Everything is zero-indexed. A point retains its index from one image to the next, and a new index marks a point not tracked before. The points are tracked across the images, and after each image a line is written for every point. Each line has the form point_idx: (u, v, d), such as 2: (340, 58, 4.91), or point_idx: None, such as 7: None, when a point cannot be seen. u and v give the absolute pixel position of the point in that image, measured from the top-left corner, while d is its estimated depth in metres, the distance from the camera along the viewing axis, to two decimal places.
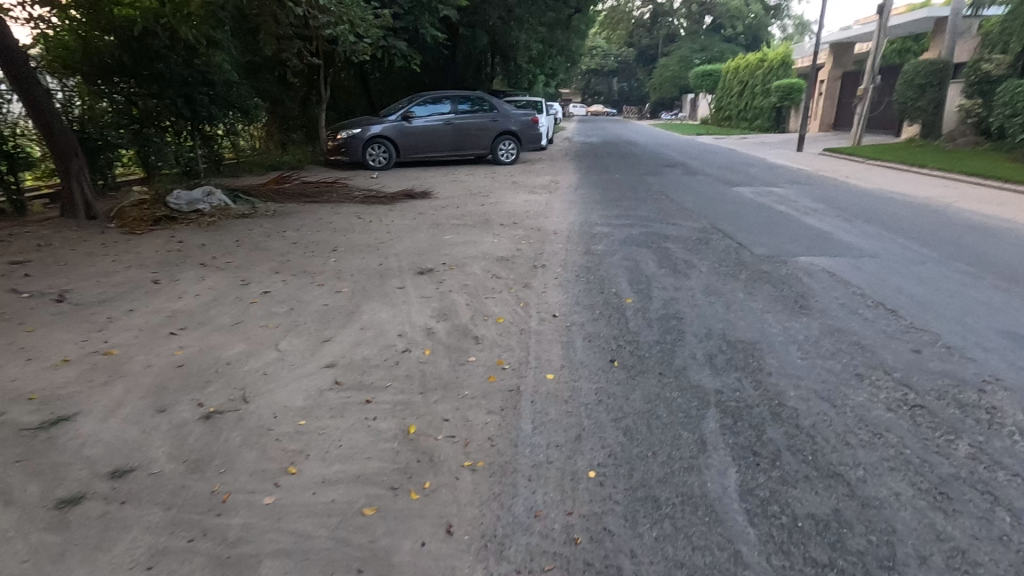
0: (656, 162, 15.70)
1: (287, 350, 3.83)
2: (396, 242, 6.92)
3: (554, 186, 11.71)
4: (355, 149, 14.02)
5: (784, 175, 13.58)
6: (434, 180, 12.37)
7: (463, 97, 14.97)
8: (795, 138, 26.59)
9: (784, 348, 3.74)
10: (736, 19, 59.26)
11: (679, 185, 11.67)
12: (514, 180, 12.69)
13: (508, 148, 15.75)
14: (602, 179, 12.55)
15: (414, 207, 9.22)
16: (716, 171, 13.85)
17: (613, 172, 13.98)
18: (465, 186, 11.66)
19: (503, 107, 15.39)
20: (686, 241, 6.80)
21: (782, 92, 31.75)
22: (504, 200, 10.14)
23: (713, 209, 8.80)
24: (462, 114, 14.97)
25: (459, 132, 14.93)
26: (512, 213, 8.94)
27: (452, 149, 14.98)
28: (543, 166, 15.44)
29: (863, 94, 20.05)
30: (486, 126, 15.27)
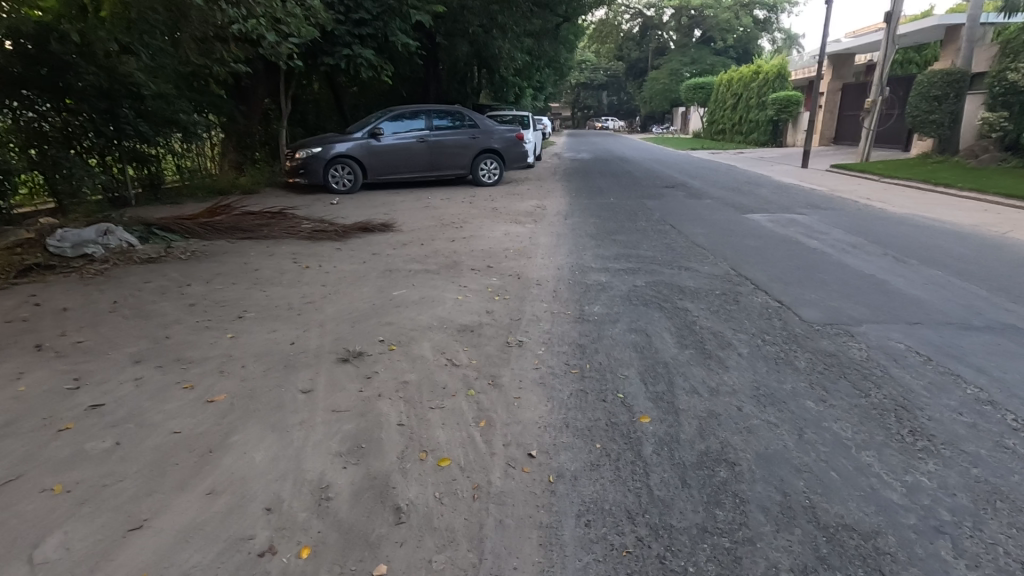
0: (654, 182, 14.26)
1: (49, 565, 2.15)
2: (329, 301, 5.27)
3: (541, 213, 10.20)
4: (317, 170, 12.42)
5: (798, 196, 12.14)
6: (404, 207, 10.83)
7: (439, 112, 13.44)
8: (795, 153, 25.33)
9: (927, 552, 2.13)
10: (726, 32, 58.73)
11: (684, 211, 10.17)
12: (496, 205, 11.19)
13: (490, 168, 14.20)
14: (596, 204, 11.05)
15: (370, 243, 7.62)
16: (722, 193, 12.39)
17: (607, 194, 12.50)
18: (438, 213, 10.12)
19: (484, 122, 13.87)
20: (708, 297, 5.20)
21: (779, 105, 30.64)
22: (480, 231, 8.58)
23: (731, 245, 7.26)
24: (438, 130, 13.43)
25: (435, 151, 13.38)
26: (488, 250, 7.37)
27: (427, 169, 13.41)
28: (530, 187, 13.94)
29: (871, 107, 18.83)
30: (465, 144, 13.73)
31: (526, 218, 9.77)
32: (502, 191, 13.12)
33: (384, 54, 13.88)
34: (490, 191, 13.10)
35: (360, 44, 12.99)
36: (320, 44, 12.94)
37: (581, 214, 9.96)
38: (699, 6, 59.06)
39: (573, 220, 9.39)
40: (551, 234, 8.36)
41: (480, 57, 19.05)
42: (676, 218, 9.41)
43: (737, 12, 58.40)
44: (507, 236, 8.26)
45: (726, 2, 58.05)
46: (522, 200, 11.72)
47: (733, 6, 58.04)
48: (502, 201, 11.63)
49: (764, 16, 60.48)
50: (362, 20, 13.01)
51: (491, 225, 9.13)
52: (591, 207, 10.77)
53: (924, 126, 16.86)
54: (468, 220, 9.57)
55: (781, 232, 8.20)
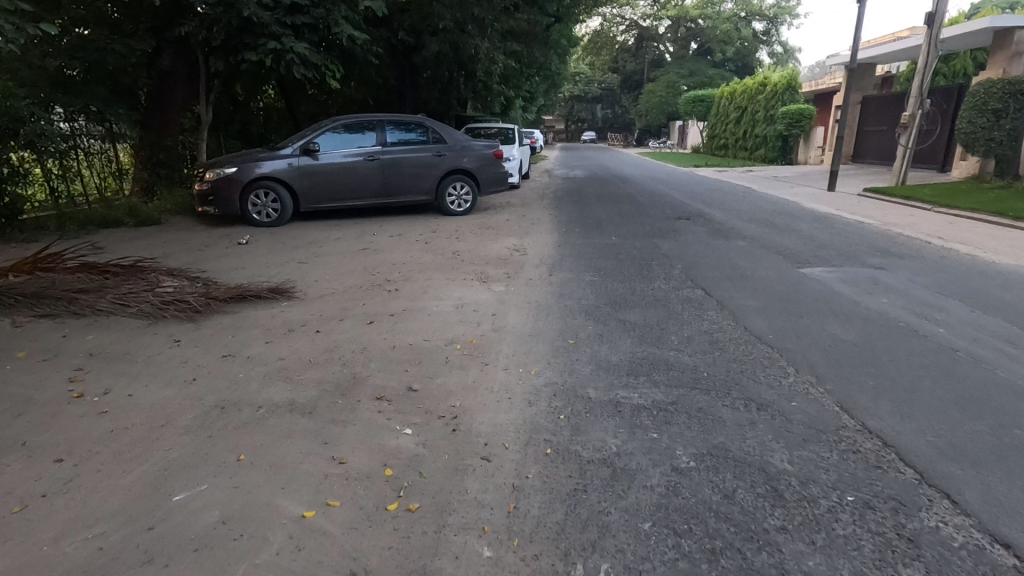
0: (662, 212, 11.58)
1: None
2: (16, 531, 2.42)
3: (516, 263, 7.44)
4: (232, 196, 9.63)
5: (851, 235, 9.45)
6: (335, 250, 8.06)
7: (395, 123, 10.75)
8: (812, 173, 22.86)
9: None
10: (725, 43, 56.73)
11: (712, 261, 7.42)
12: (460, 245, 8.45)
13: (461, 194, 11.44)
14: (592, 247, 8.30)
15: (236, 331, 4.80)
16: (753, 229, 9.68)
17: (605, 229, 9.77)
18: (375, 262, 7.33)
19: (453, 137, 11.18)
20: (839, 531, 2.41)
21: (790, 120, 28.27)
22: (421, 299, 5.76)
23: (814, 342, 4.52)
24: (393, 146, 10.71)
25: (390, 172, 10.64)
26: (419, 346, 4.56)
27: (380, 195, 10.66)
28: (509, 218, 11.20)
29: (909, 121, 16.32)
30: (430, 163, 10.96)
31: (495, 271, 6.99)
32: (472, 224, 10.38)
33: (329, 50, 11.16)
34: (457, 224, 10.34)
35: (294, 36, 10.23)
36: (241, 35, 10.09)
37: (573, 265, 7.20)
38: (698, 17, 57.07)
39: (560, 278, 6.61)
40: (525, 305, 5.58)
41: (456, 60, 16.38)
42: (704, 274, 6.68)
43: (737, 23, 56.49)
44: (458, 309, 5.46)
45: (726, 12, 56.14)
46: (495, 238, 9.01)
47: (733, 18, 56.19)
48: (469, 240, 8.89)
49: (765, 28, 58.57)
50: (297, 7, 10.28)
51: (440, 285, 6.32)
52: (585, 252, 8.01)
53: (978, 145, 14.35)
54: (411, 275, 6.75)
55: (873, 306, 5.46)
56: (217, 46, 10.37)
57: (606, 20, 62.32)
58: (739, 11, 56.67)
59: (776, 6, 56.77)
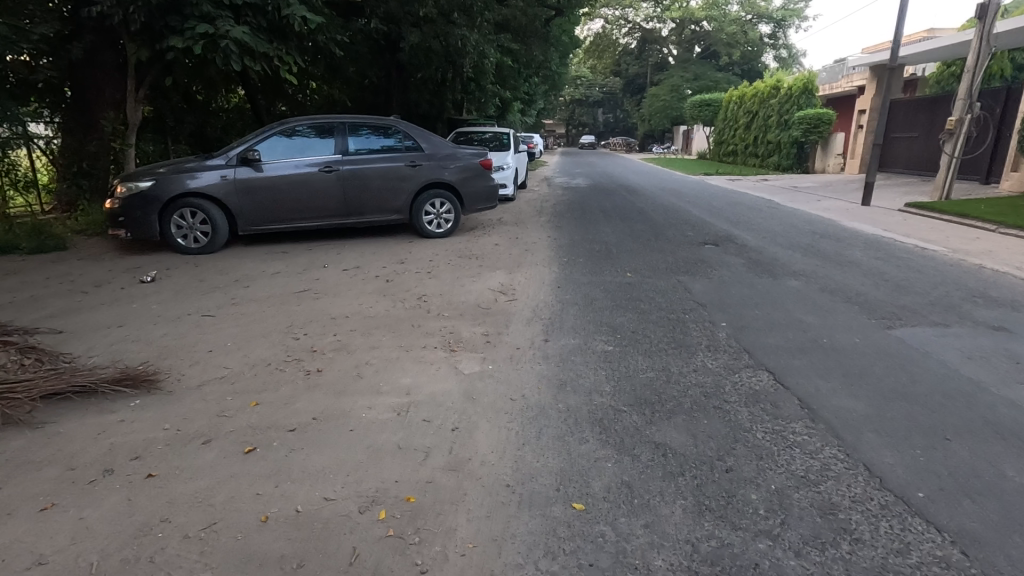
0: (683, 235, 9.68)
1: None
2: None
3: (498, 317, 5.51)
4: (149, 216, 7.70)
5: (924, 270, 7.53)
6: (262, 293, 6.15)
7: (355, 128, 8.85)
8: (836, 183, 20.95)
9: None
10: (732, 46, 54.79)
11: (762, 314, 5.50)
12: (430, 285, 6.54)
13: (440, 212, 9.50)
14: (600, 289, 6.39)
15: (8, 477, 2.84)
16: (800, 261, 7.76)
17: (614, 260, 7.85)
18: (306, 316, 5.38)
19: (427, 145, 9.30)
20: None
21: (807, 125, 26.35)
22: (348, 392, 3.81)
23: (1009, 514, 2.58)
24: (354, 155, 8.78)
25: (353, 185, 8.70)
26: (312, 518, 2.61)
27: (342, 213, 8.73)
28: (497, 242, 9.29)
29: (956, 127, 14.43)
30: (402, 175, 9.03)
31: (468, 333, 5.07)
32: (452, 250, 8.46)
33: (279, 38, 9.25)
34: (433, 250, 8.42)
35: (231, 19, 8.33)
36: (164, 17, 8.17)
37: (575, 322, 5.26)
38: (704, 19, 55.21)
39: (558, 346, 4.67)
40: (503, 408, 3.64)
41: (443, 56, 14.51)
42: (759, 341, 4.76)
43: (744, 26, 54.64)
44: (399, 416, 3.51)
45: (732, 14, 54.30)
46: (477, 274, 7.10)
47: (740, 20, 54.35)
48: (445, 275, 6.97)
49: (772, 31, 56.71)
50: None
51: (383, 360, 4.38)
52: (592, 297, 6.08)
53: None
54: (348, 339, 4.81)
55: None
56: (137, 30, 8.47)
57: (609, 22, 60.57)
58: (746, 14, 54.86)
59: (784, 8, 54.85)
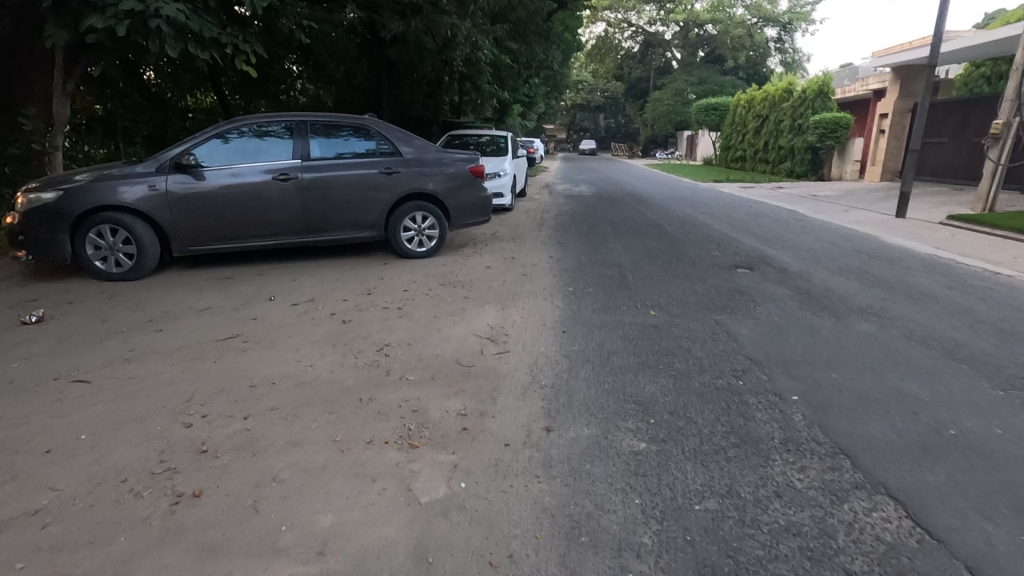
0: (708, 256, 8.22)
1: None
2: None
3: (481, 383, 4.05)
4: (57, 235, 6.23)
5: (1017, 306, 6.06)
6: (174, 340, 4.70)
7: (315, 129, 7.43)
8: (859, 192, 19.52)
9: None
10: (738, 50, 53.42)
11: (840, 378, 4.04)
12: (397, 328, 5.08)
13: (422, 227, 8.00)
14: (617, 335, 4.92)
15: None
16: (860, 293, 6.30)
17: (630, 290, 6.39)
18: (217, 380, 3.93)
19: (404, 147, 7.86)
20: None
21: (823, 129, 24.89)
22: (224, 552, 2.34)
23: None
24: (315, 160, 7.33)
25: (315, 196, 7.25)
26: None
27: (302, 229, 7.28)
28: (489, 263, 7.83)
29: (1002, 131, 12.91)
30: (375, 184, 7.58)
31: (436, 414, 3.60)
32: (434, 275, 7.02)
33: (227, 20, 7.81)
34: (412, 275, 6.98)
35: None
36: None
37: (586, 395, 3.78)
38: (708, 22, 53.84)
39: (564, 442, 3.20)
40: None
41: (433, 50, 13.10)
42: (857, 434, 3.28)
43: (749, 29, 53.29)
44: None
45: (738, 17, 52.97)
46: (460, 310, 5.64)
47: (745, 23, 52.97)
48: (421, 312, 5.52)
49: (777, 34, 55.35)
50: None
51: (301, 472, 2.91)
52: (607, 348, 4.61)
53: None
54: (261, 426, 3.34)
55: None
56: (54, 6, 7.02)
57: (611, 24, 59.23)
58: (752, 17, 53.52)
59: (791, 11, 53.45)
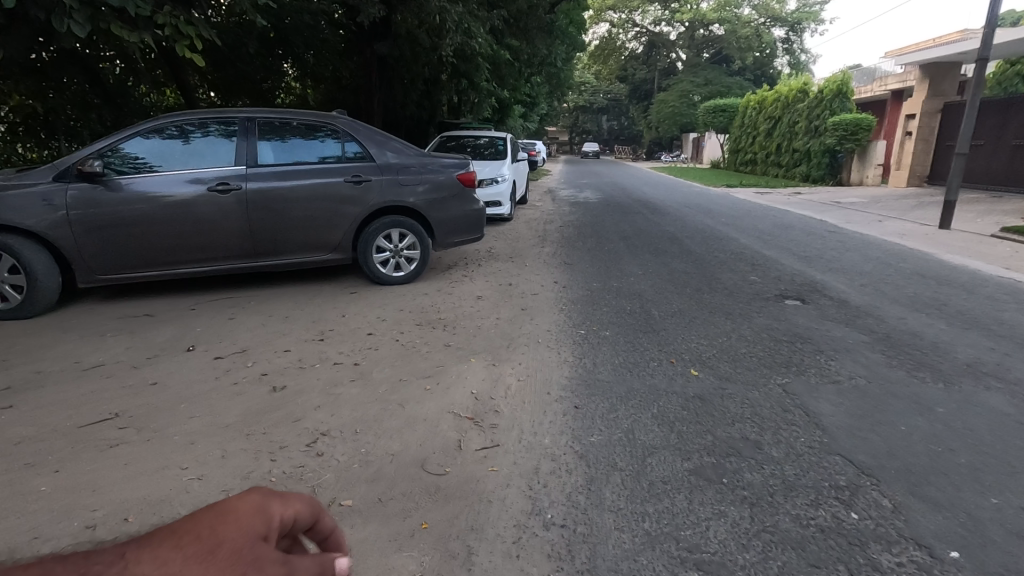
0: (745, 283, 6.80)
1: None
2: None
3: (452, 515, 2.64)
4: None
5: None
6: (20, 427, 3.30)
7: (263, 127, 6.05)
8: (886, 198, 18.11)
9: None
10: (745, 50, 51.99)
11: (1001, 507, 2.65)
12: (345, 401, 3.69)
13: (399, 248, 6.60)
14: (650, 414, 3.52)
15: None
16: (956, 340, 4.89)
17: (658, 335, 4.98)
18: (41, 514, 2.54)
19: (375, 150, 6.46)
20: None
21: (842, 132, 23.45)
22: None
23: None
24: (263, 167, 5.93)
25: (265, 211, 5.89)
26: None
27: (248, 252, 5.92)
28: (480, 292, 6.43)
29: None
30: (340, 196, 6.19)
31: None
32: (411, 311, 5.65)
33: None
34: (382, 312, 5.59)
35: None
36: None
37: (617, 551, 2.38)
38: (715, 21, 52.45)
39: None
40: None
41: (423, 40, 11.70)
42: None
43: (757, 29, 51.89)
44: None
45: (745, 17, 51.58)
46: (436, 369, 4.24)
47: (753, 22, 51.54)
48: (383, 372, 4.14)
49: (785, 34, 53.99)
50: None
51: None
52: (639, 442, 3.21)
53: None
54: None
55: None
56: None
57: (615, 25, 57.97)
58: (759, 17, 52.19)
59: (799, 10, 52.02)
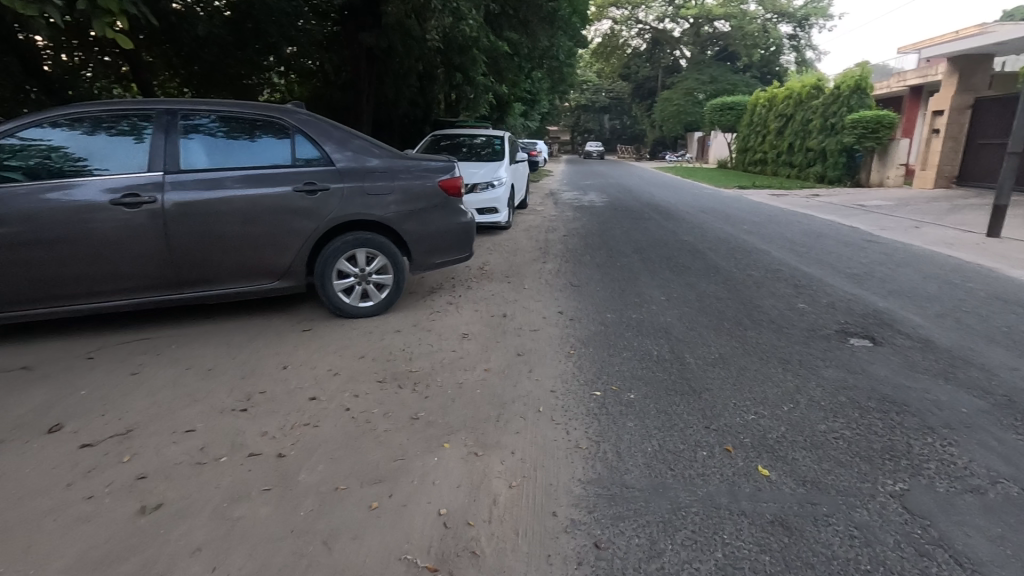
0: (792, 315, 5.52)
1: None
2: None
3: None
4: None
5: None
6: None
7: (189, 122, 4.78)
8: (915, 201, 16.83)
9: None
10: (752, 47, 50.61)
11: None
12: (244, 534, 2.43)
13: (366, 274, 5.31)
14: (711, 562, 2.28)
15: None
16: None
17: (699, 399, 3.72)
18: None
19: (334, 152, 5.18)
20: None
21: (862, 130, 22.13)
22: None
23: None
24: (185, 172, 4.66)
25: (191, 230, 4.63)
26: None
27: (168, 281, 4.65)
28: (467, 328, 5.18)
29: None
30: (290, 209, 4.93)
31: None
32: (375, 358, 4.40)
33: None
34: (337, 360, 4.34)
35: None
36: None
37: None
38: (720, 17, 51.04)
39: None
40: None
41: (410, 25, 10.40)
42: None
43: (764, 25, 50.49)
44: None
45: (752, 13, 50.19)
46: (393, 464, 2.98)
47: (760, 17, 50.14)
48: (315, 472, 2.88)
49: (792, 31, 52.59)
50: None
51: None
52: None
53: None
54: None
55: None
56: None
57: (617, 22, 56.65)
58: (766, 13, 50.80)
59: (807, 5, 50.60)
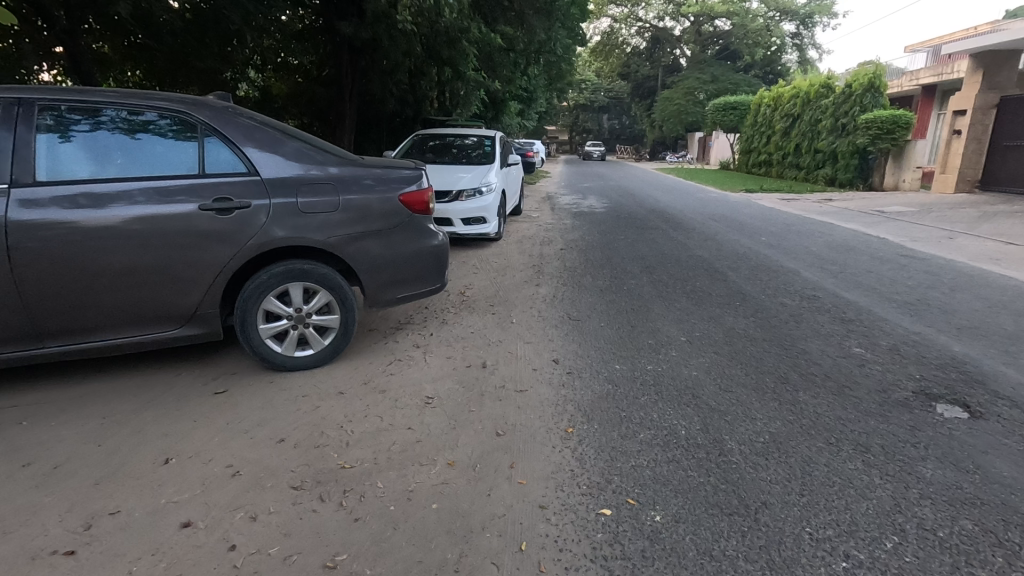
0: (851, 366, 4.33)
1: None
2: None
3: None
4: None
5: None
6: None
7: (55, 113, 3.57)
8: (937, 207, 15.73)
9: None
10: (754, 46, 49.49)
11: None
12: None
13: (305, 314, 4.12)
14: None
15: None
16: None
17: (756, 526, 2.55)
18: None
19: (258, 155, 3.94)
20: None
21: (877, 130, 20.96)
22: None
23: None
24: (46, 182, 3.47)
25: (50, 266, 3.44)
26: None
27: (24, 330, 3.47)
28: (434, 387, 3.98)
29: None
30: (191, 235, 3.71)
31: None
32: (301, 442, 3.22)
33: None
34: (246, 446, 3.15)
35: None
36: None
37: None
38: (722, 15, 49.88)
39: None
40: None
41: None
42: None
43: (767, 24, 49.36)
44: None
45: (754, 11, 49.06)
46: None
47: (762, 16, 49.01)
48: None
49: (796, 29, 51.45)
50: None
51: None
52: None
53: None
54: None
55: None
56: None
57: (616, 20, 55.39)
58: (768, 10, 49.57)
59: (811, 3, 49.49)
